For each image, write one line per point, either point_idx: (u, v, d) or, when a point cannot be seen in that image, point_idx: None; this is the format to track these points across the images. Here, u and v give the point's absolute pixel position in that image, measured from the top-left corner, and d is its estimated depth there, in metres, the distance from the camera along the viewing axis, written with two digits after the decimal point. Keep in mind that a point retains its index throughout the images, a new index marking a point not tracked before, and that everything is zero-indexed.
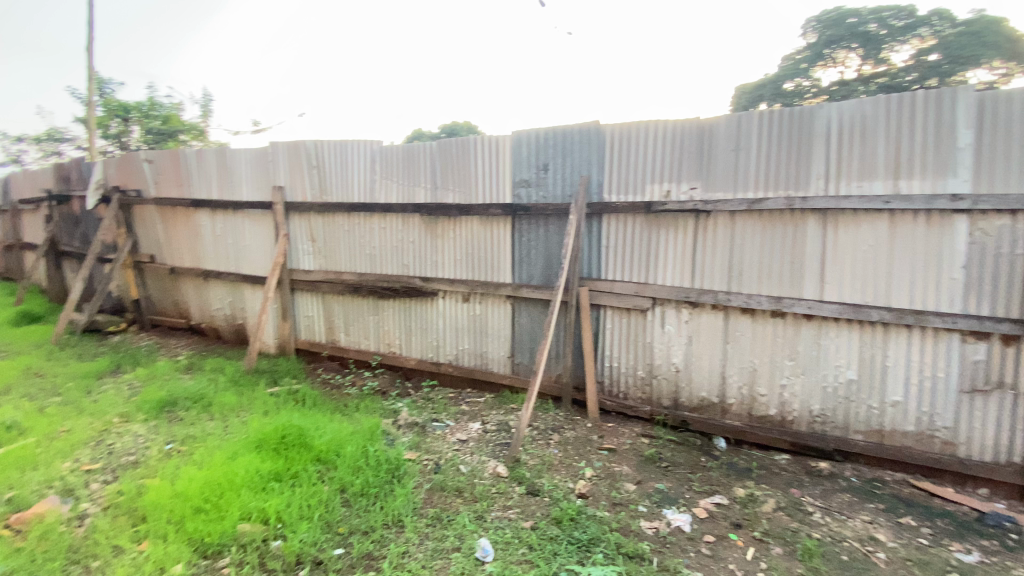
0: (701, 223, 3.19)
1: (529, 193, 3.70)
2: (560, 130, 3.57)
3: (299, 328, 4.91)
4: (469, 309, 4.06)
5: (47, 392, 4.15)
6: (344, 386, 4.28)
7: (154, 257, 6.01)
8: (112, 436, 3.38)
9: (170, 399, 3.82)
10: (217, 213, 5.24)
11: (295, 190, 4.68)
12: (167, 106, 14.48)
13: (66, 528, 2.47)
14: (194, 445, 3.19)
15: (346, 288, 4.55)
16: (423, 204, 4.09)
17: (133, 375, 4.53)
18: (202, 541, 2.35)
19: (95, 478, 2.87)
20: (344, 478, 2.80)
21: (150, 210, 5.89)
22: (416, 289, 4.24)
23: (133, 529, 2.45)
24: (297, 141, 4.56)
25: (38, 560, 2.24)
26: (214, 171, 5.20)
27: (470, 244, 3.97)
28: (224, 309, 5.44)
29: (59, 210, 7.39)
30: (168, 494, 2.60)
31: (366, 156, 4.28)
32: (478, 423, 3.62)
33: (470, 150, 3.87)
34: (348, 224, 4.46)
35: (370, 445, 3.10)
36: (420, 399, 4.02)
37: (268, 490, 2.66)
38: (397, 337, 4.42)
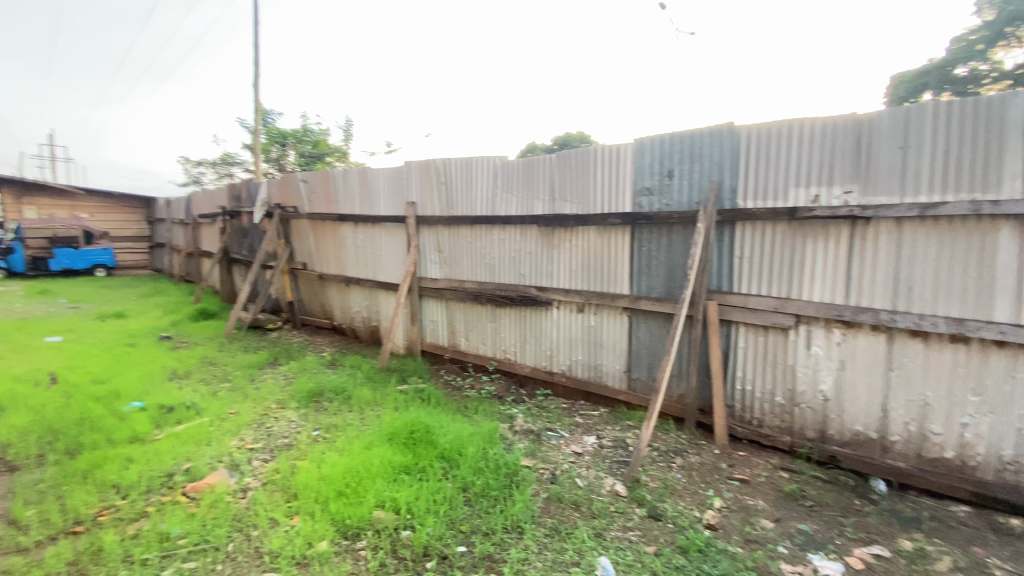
0: (858, 232, 2.81)
1: (652, 202, 3.53)
2: (687, 135, 3.38)
3: (425, 331, 5.24)
4: (583, 320, 3.96)
5: (221, 378, 4.87)
6: (464, 389, 4.44)
7: (306, 265, 6.84)
8: (270, 419, 3.85)
9: (317, 390, 4.28)
10: (359, 226, 5.81)
11: (426, 206, 5.01)
12: (317, 134, 18.15)
13: (231, 499, 2.76)
14: (336, 434, 3.52)
15: (467, 295, 4.74)
16: (540, 215, 4.09)
17: (286, 367, 5.15)
18: (343, 522, 2.53)
19: (256, 455, 3.27)
20: (465, 478, 2.87)
21: (304, 224, 6.73)
22: (531, 297, 4.25)
23: (286, 505, 2.69)
24: (428, 159, 4.89)
25: (208, 526, 2.50)
26: (357, 189, 5.78)
27: (587, 254, 3.87)
28: (361, 312, 5.99)
29: (232, 224, 8.76)
30: (315, 476, 2.87)
31: (488, 170, 4.43)
32: (594, 437, 3.51)
33: (590, 159, 3.80)
34: (471, 235, 4.65)
35: (490, 449, 3.16)
36: (534, 407, 4.02)
37: (399, 481, 2.82)
38: (513, 344, 4.47)
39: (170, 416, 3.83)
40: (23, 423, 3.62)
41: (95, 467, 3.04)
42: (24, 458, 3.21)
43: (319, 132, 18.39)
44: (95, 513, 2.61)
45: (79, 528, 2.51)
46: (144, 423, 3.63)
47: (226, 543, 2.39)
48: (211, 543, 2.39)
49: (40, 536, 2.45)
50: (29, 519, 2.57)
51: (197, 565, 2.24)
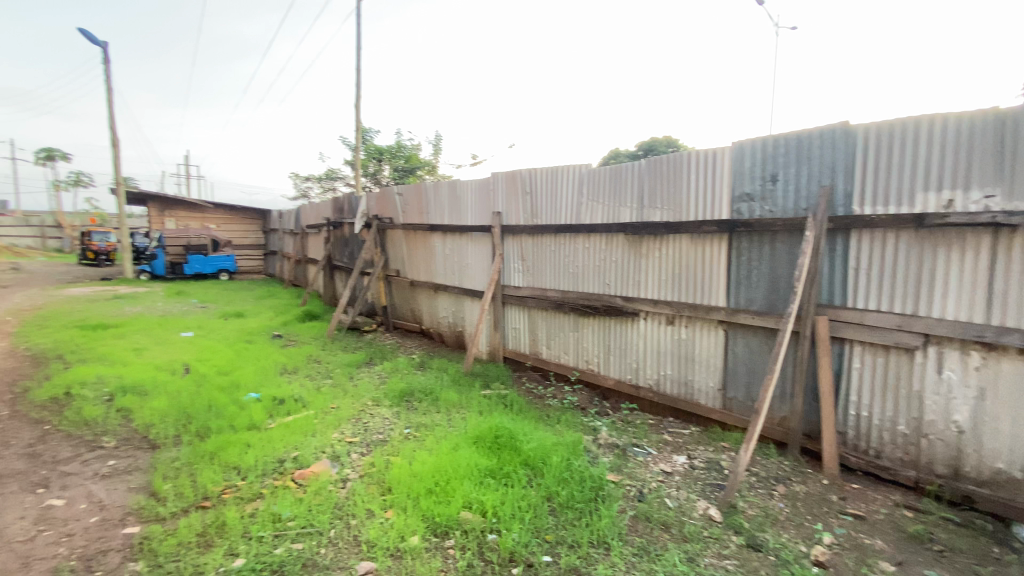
0: (1004, 241, 2.44)
1: (753, 208, 3.32)
2: (793, 137, 3.15)
3: (506, 338, 5.30)
4: (673, 333, 3.80)
5: (323, 375, 5.27)
6: (546, 397, 4.42)
7: (399, 272, 7.24)
8: (366, 415, 4.10)
9: (408, 391, 4.49)
10: (447, 235, 6.05)
11: (511, 215, 5.10)
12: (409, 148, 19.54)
13: (333, 488, 2.96)
14: (425, 433, 3.66)
15: (550, 303, 4.73)
16: (628, 223, 3.98)
17: (380, 367, 5.47)
18: (434, 520, 2.61)
19: (354, 449, 3.49)
20: (550, 487, 2.85)
21: (398, 234, 7.14)
22: (616, 308, 4.15)
23: (381, 497, 2.84)
24: (514, 170, 4.99)
25: (313, 511, 2.69)
26: (446, 200, 6.04)
27: (678, 263, 3.72)
28: (448, 317, 6.21)
29: (335, 234, 9.54)
30: (406, 473, 3.00)
31: (574, 179, 4.41)
32: (684, 456, 3.34)
33: (682, 164, 3.65)
34: (554, 243, 4.64)
35: (574, 460, 3.09)
36: (619, 420, 3.91)
37: (485, 484, 2.87)
38: (596, 355, 4.38)
39: (280, 408, 4.21)
40: (164, 407, 4.16)
41: (219, 449, 3.41)
42: (165, 437, 3.69)
43: (412, 147, 19.62)
44: (218, 491, 2.92)
45: (206, 503, 2.81)
46: (259, 413, 4.02)
47: (329, 529, 2.56)
48: (315, 528, 2.56)
49: (176, 508, 2.77)
50: (167, 491, 2.94)
51: (304, 547, 2.42)
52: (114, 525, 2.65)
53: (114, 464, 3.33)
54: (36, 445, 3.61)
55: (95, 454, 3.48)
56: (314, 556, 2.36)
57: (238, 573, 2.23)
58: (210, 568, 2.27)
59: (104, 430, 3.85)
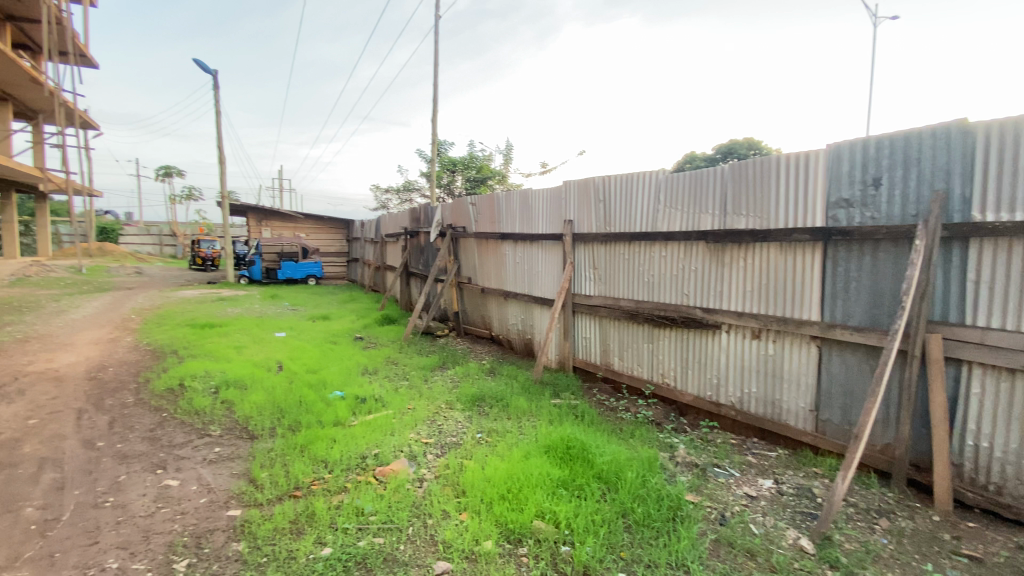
0: None
1: (852, 215, 3.06)
2: (900, 137, 2.88)
3: (577, 348, 5.25)
4: (759, 348, 3.58)
5: (400, 377, 5.50)
6: (618, 410, 4.32)
7: (470, 279, 7.42)
8: (440, 418, 4.22)
9: (479, 396, 4.57)
10: (518, 244, 6.11)
11: (583, 223, 5.06)
12: (480, 159, 20.18)
13: (410, 486, 3.07)
14: (497, 439, 3.70)
15: (623, 314, 4.62)
16: (710, 231, 3.82)
17: (453, 371, 5.62)
18: (507, 526, 2.62)
19: (430, 450, 3.60)
20: (625, 503, 2.77)
21: (470, 242, 7.33)
22: (695, 320, 3.98)
23: (456, 499, 2.90)
24: (588, 179, 4.96)
25: (393, 508, 2.81)
26: (518, 209, 6.11)
27: (766, 274, 3.51)
28: (517, 324, 6.26)
29: (411, 242, 9.98)
30: (479, 477, 3.04)
31: (650, 186, 4.30)
32: (771, 480, 3.12)
33: (770, 169, 3.45)
34: (629, 252, 4.55)
35: (650, 477, 2.99)
36: (697, 438, 3.73)
37: (557, 494, 2.84)
38: (672, 369, 4.22)
39: (362, 407, 4.44)
40: (261, 400, 4.53)
41: (309, 443, 3.65)
42: (261, 429, 4.01)
43: (483, 158, 20.19)
44: (307, 482, 3.12)
45: (297, 493, 3.01)
46: (343, 410, 4.26)
47: (407, 526, 2.65)
48: (395, 524, 2.67)
49: (271, 495, 3.00)
50: (264, 479, 3.19)
51: (384, 542, 2.53)
52: (219, 507, 2.91)
53: (219, 451, 3.67)
54: (156, 430, 4.06)
55: (203, 441, 3.86)
56: (393, 552, 2.45)
57: (325, 561, 2.37)
58: (300, 554, 2.43)
59: (211, 419, 4.26)
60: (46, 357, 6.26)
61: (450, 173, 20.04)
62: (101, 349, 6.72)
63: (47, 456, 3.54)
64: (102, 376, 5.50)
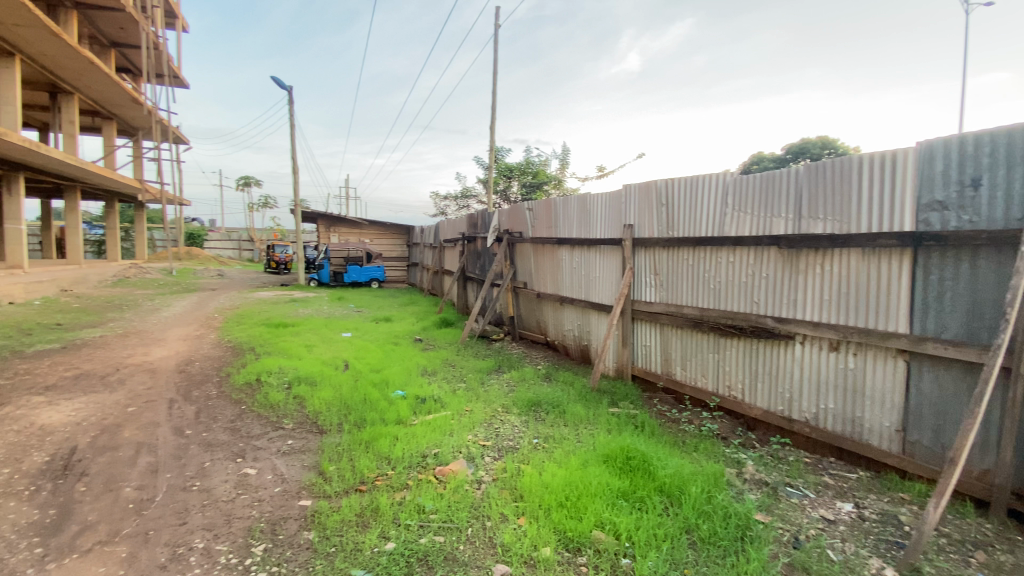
0: None
1: (946, 218, 2.81)
2: (1003, 132, 2.61)
3: (636, 355, 5.12)
4: (838, 361, 3.34)
5: (458, 379, 5.61)
6: (680, 422, 4.17)
7: (526, 284, 7.45)
8: (497, 421, 4.26)
9: (536, 401, 4.57)
10: (575, 249, 6.07)
11: (644, 228, 4.96)
12: (536, 164, 20.34)
13: (469, 487, 3.12)
14: (554, 445, 3.68)
15: (687, 321, 4.47)
16: (782, 236, 3.62)
17: (509, 375, 5.66)
18: (565, 534, 2.60)
19: (487, 452, 3.64)
20: (689, 519, 2.67)
21: (526, 248, 7.37)
22: (765, 329, 3.77)
23: (514, 503, 2.91)
24: (649, 182, 4.85)
25: (453, 508, 2.86)
26: (576, 213, 6.08)
27: (846, 282, 3.27)
28: (573, 330, 6.20)
29: (468, 247, 10.17)
30: (537, 482, 3.04)
31: (717, 189, 4.15)
32: (850, 504, 2.90)
33: (852, 169, 3.23)
34: (693, 258, 4.40)
35: (715, 493, 2.86)
36: (767, 455, 3.53)
37: (617, 506, 2.78)
38: (739, 381, 4.03)
39: (421, 407, 4.56)
40: (328, 397, 4.76)
41: (373, 439, 3.80)
42: (329, 424, 4.22)
43: (539, 163, 20.33)
44: (372, 477, 3.24)
45: (362, 487, 3.13)
46: (405, 409, 4.39)
47: (466, 527, 2.69)
48: (455, 524, 2.72)
49: (338, 488, 3.15)
50: (332, 472, 3.34)
51: (445, 541, 2.58)
52: (292, 496, 3.09)
53: (291, 443, 3.89)
54: (236, 421, 4.37)
55: (277, 433, 4.11)
56: (453, 551, 2.49)
57: (388, 556, 2.45)
58: (366, 546, 2.53)
59: (283, 413, 4.53)
60: (143, 351, 6.91)
61: (507, 179, 20.33)
62: (189, 345, 7.33)
63: (144, 441, 3.90)
64: (190, 370, 5.99)
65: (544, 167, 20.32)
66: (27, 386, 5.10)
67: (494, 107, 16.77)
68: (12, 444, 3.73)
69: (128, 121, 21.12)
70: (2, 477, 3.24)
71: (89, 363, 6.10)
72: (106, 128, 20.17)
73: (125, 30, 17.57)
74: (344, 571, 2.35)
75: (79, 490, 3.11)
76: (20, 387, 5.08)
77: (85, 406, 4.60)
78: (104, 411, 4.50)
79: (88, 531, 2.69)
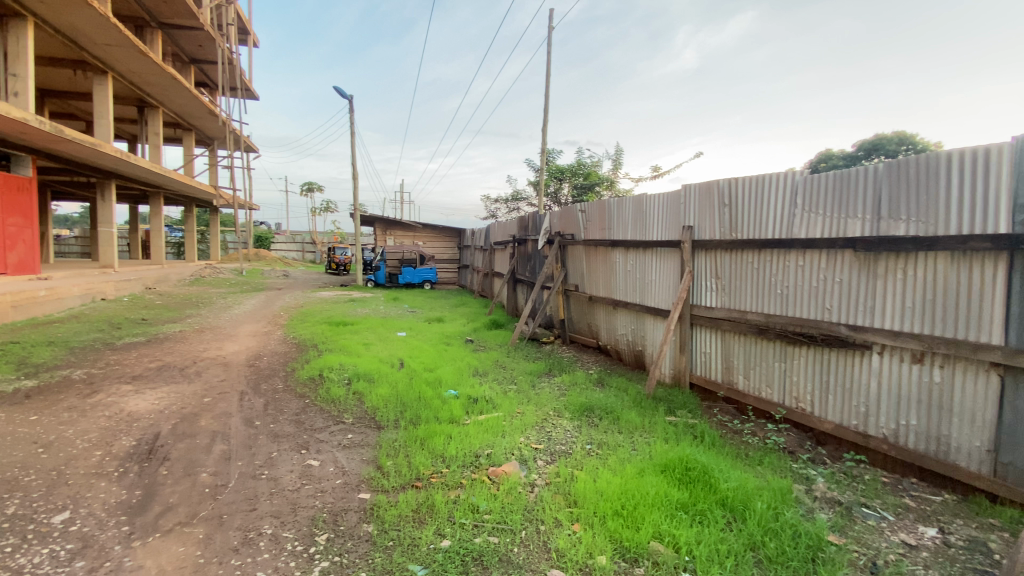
0: None
1: None
2: None
3: (694, 362, 4.95)
4: (921, 374, 3.07)
5: (509, 380, 5.63)
6: (743, 433, 3.98)
7: (577, 286, 7.37)
8: (549, 424, 4.24)
9: (588, 406, 4.50)
10: (630, 251, 5.94)
11: (704, 230, 4.78)
12: (587, 166, 20.22)
13: (522, 490, 3.11)
14: (608, 451, 3.61)
15: (750, 328, 4.27)
16: (858, 238, 3.38)
17: (560, 379, 5.62)
18: (622, 543, 2.54)
19: (540, 455, 3.62)
20: (754, 535, 2.54)
21: (578, 250, 7.31)
22: (839, 338, 3.53)
23: (568, 509, 2.87)
24: (710, 182, 4.68)
25: (506, 509, 2.86)
26: (631, 215, 5.96)
27: (932, 289, 3.01)
28: (627, 334, 6.07)
29: (519, 250, 10.22)
30: (591, 489, 2.99)
31: (785, 189, 3.94)
32: (935, 529, 2.66)
33: (940, 166, 2.97)
34: (758, 261, 4.20)
35: (783, 510, 2.70)
36: (840, 473, 3.31)
37: (677, 517, 2.69)
38: (809, 392, 3.79)
39: (474, 407, 4.61)
40: (385, 394, 4.91)
41: (428, 437, 3.88)
42: (386, 420, 4.35)
43: (591, 164, 20.18)
44: (427, 474, 3.31)
45: (418, 484, 3.20)
46: (458, 409, 4.46)
47: (520, 529, 2.69)
48: (509, 526, 2.72)
49: (396, 483, 3.23)
50: (389, 467, 3.44)
51: (499, 541, 2.59)
52: (352, 489, 3.20)
53: (351, 437, 4.04)
54: (301, 414, 4.59)
55: (338, 427, 4.28)
56: (508, 553, 2.50)
57: (444, 553, 2.48)
58: (422, 542, 2.58)
59: (343, 408, 4.71)
60: (217, 346, 7.40)
61: (558, 180, 20.31)
62: (257, 340, 7.79)
63: (218, 430, 4.17)
64: (258, 364, 6.36)
65: (596, 168, 20.14)
66: (117, 375, 5.59)
67: (546, 109, 16.78)
68: (105, 429, 4.09)
69: (205, 131, 22.78)
70: (96, 458, 3.56)
71: (171, 356, 6.60)
72: (186, 139, 21.86)
73: (204, 47, 18.95)
74: (402, 565, 2.40)
75: (161, 474, 3.36)
76: (112, 376, 5.57)
77: (166, 396, 4.98)
78: (183, 401, 4.85)
79: (170, 512, 2.91)
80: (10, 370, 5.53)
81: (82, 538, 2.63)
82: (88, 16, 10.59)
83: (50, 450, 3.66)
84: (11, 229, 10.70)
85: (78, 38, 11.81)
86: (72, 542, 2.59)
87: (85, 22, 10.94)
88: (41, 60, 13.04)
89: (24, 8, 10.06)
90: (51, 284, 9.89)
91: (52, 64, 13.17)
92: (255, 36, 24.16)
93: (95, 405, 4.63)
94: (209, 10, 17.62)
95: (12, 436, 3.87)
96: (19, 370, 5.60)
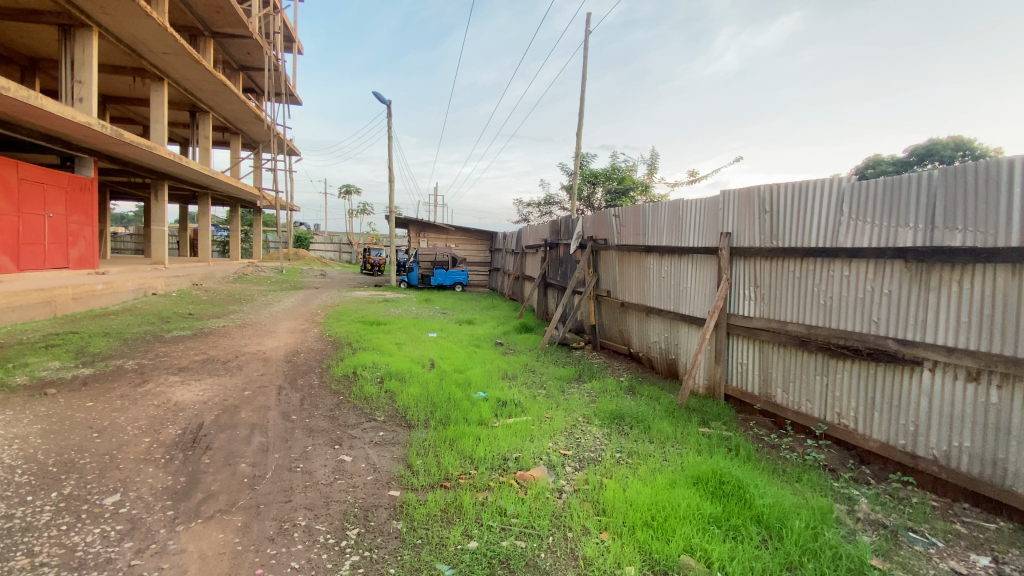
0: None
1: None
2: None
3: (730, 373, 4.81)
4: (977, 394, 2.89)
5: (538, 385, 5.61)
6: (780, 448, 3.84)
7: (610, 292, 7.31)
8: (578, 431, 4.20)
9: (619, 414, 4.43)
10: (665, 258, 5.84)
11: (744, 237, 4.66)
12: (621, 170, 20.20)
13: (550, 495, 3.10)
14: (637, 461, 3.56)
15: (791, 340, 4.12)
16: (910, 248, 3.21)
17: (590, 385, 5.56)
18: (651, 555, 2.49)
19: (568, 461, 3.60)
20: (790, 555, 2.45)
21: (611, 255, 7.24)
22: (886, 352, 3.36)
23: (596, 517, 2.84)
24: (751, 189, 4.57)
25: (534, 514, 2.86)
26: (666, 221, 5.87)
27: (992, 303, 2.83)
28: (660, 342, 5.96)
29: (550, 254, 10.22)
30: (621, 498, 2.94)
31: (831, 196, 3.79)
32: (988, 557, 2.49)
33: (998, 174, 2.81)
34: (800, 270, 4.07)
35: (823, 530, 2.59)
36: (885, 494, 3.15)
37: (709, 532, 2.62)
38: (852, 408, 3.63)
39: (503, 410, 4.62)
40: (417, 393, 4.98)
41: (457, 438, 3.91)
42: (416, 419, 4.41)
43: (625, 169, 20.13)
44: (456, 475, 3.34)
45: (446, 484, 3.23)
46: (487, 411, 4.49)
47: (548, 535, 2.68)
48: (536, 531, 2.71)
49: (425, 482, 3.28)
50: (419, 465, 3.49)
51: (526, 546, 2.58)
52: (383, 486, 3.26)
53: (382, 435, 4.12)
54: (335, 410, 4.71)
55: (370, 424, 4.37)
56: (535, 558, 2.49)
57: (472, 554, 2.50)
58: (450, 542, 2.60)
59: (376, 405, 4.81)
60: (257, 341, 7.68)
61: (591, 184, 20.32)
62: (295, 337, 8.03)
63: (257, 422, 4.32)
64: (296, 360, 6.56)
65: (630, 172, 20.13)
66: (165, 367, 5.86)
67: (581, 114, 16.80)
68: (154, 417, 4.30)
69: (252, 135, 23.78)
70: (145, 445, 3.74)
71: (214, 350, 6.87)
72: (233, 142, 22.84)
73: (252, 54, 19.79)
74: (430, 564, 2.43)
75: (204, 462, 3.50)
76: (160, 367, 5.86)
77: (210, 388, 5.20)
78: (225, 393, 5.06)
79: (211, 499, 3.03)
80: (69, 358, 5.89)
81: (131, 520, 2.77)
82: (146, 25, 11.22)
83: (103, 435, 3.86)
84: (74, 226, 11.41)
85: (137, 47, 12.52)
86: (121, 523, 2.73)
87: (144, 32, 11.58)
88: (104, 68, 13.89)
89: (89, 18, 10.73)
90: (108, 279, 10.50)
91: (113, 71, 13.99)
92: (300, 44, 25.06)
93: (144, 394, 4.88)
94: (257, 18, 18.38)
95: (70, 420, 4.11)
96: (77, 358, 5.95)
